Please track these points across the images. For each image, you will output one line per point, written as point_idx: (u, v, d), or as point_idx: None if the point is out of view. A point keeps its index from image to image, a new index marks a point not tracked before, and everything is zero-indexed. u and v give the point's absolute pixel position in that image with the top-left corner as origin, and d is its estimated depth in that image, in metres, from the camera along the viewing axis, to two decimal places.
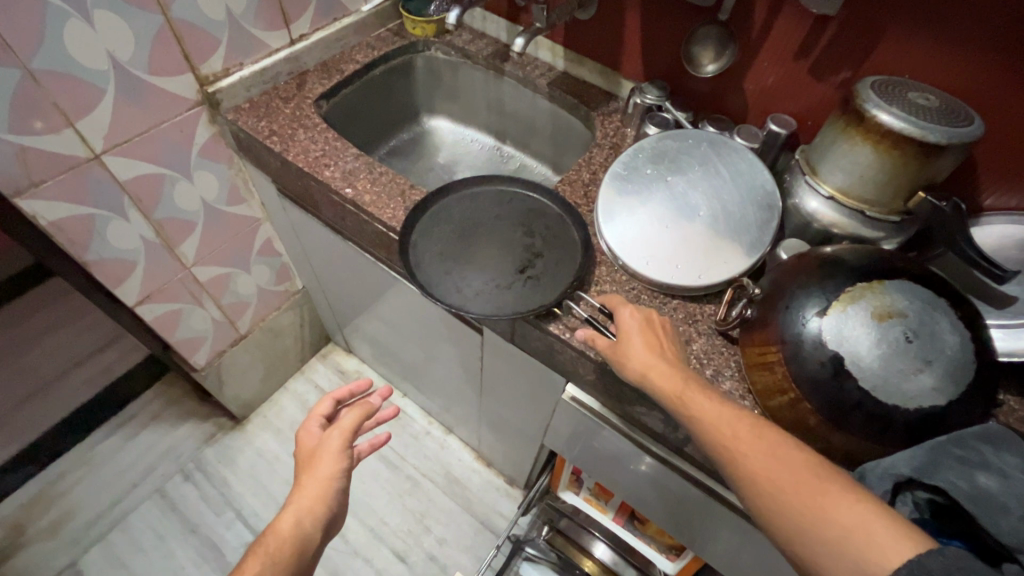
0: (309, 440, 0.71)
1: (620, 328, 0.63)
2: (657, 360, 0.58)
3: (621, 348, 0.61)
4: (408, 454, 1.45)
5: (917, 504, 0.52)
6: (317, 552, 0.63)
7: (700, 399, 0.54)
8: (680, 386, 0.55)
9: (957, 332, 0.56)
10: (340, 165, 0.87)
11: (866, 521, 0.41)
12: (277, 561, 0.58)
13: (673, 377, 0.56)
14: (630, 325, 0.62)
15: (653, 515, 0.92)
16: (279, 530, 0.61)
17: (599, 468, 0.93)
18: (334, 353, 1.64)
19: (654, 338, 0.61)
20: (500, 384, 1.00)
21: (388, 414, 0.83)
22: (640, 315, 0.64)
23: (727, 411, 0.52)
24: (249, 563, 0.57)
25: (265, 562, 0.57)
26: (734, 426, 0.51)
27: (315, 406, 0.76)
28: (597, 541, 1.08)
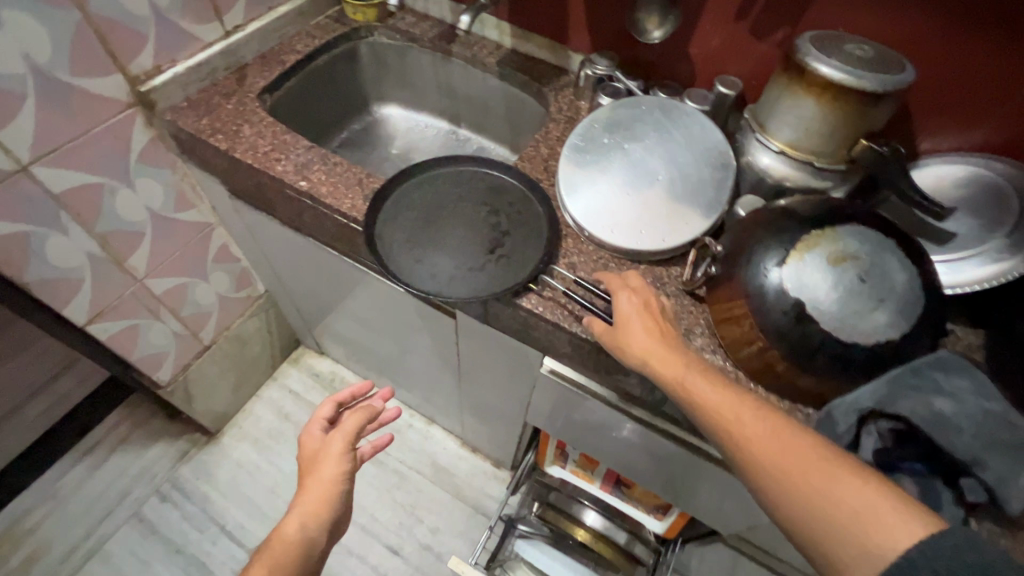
0: (313, 443, 0.71)
1: (618, 313, 0.62)
2: (656, 345, 0.58)
3: (621, 335, 0.60)
4: (392, 448, 1.44)
5: (880, 434, 0.56)
6: (325, 553, 0.64)
7: (702, 384, 0.53)
8: (682, 372, 0.55)
9: (905, 268, 0.59)
10: (292, 158, 0.84)
11: (873, 503, 0.42)
12: (283, 566, 0.59)
13: (676, 362, 0.56)
14: (627, 310, 0.62)
15: (639, 477, 0.94)
16: (284, 535, 0.62)
17: (583, 439, 0.95)
18: (306, 355, 1.60)
19: (652, 322, 0.60)
20: (479, 368, 0.99)
21: (394, 413, 0.84)
22: (637, 299, 0.63)
23: (731, 396, 0.52)
24: (256, 568, 0.59)
25: (272, 566, 0.59)
26: (739, 411, 0.51)
27: (319, 409, 0.76)
28: (587, 509, 1.09)
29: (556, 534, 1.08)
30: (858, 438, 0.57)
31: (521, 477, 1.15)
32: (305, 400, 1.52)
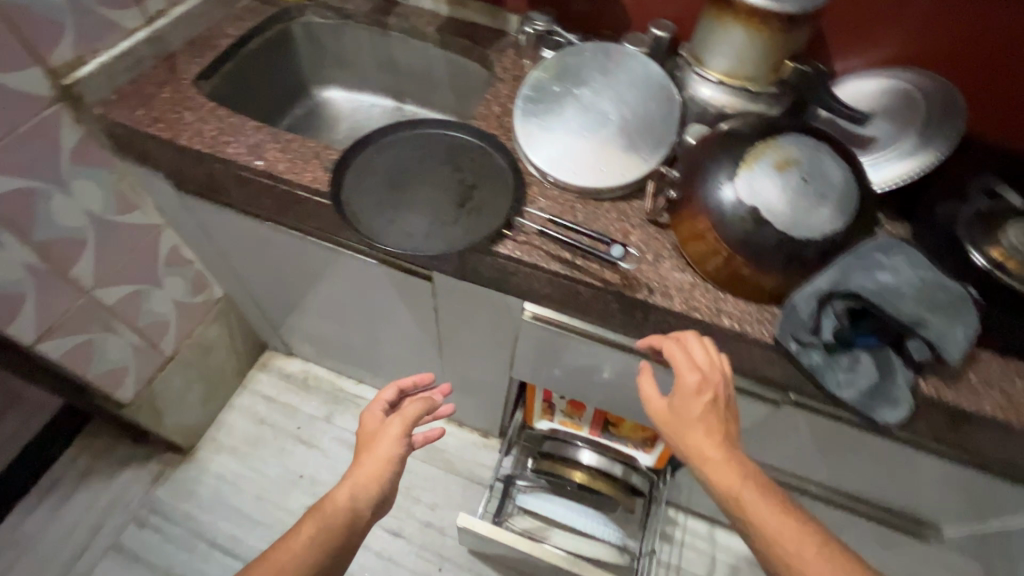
0: (371, 422, 0.77)
1: (682, 410, 0.63)
2: (719, 453, 0.59)
3: (682, 433, 0.62)
4: None
5: (838, 314, 0.63)
6: (368, 528, 0.67)
7: (758, 503, 0.57)
8: (738, 486, 0.58)
9: (840, 167, 0.65)
10: (243, 140, 0.82)
11: None
12: (327, 531, 0.63)
13: (736, 478, 0.58)
14: (693, 409, 0.62)
15: (627, 411, 0.99)
16: (331, 501, 0.67)
17: (569, 384, 0.98)
18: (274, 358, 1.55)
19: (715, 423, 0.61)
20: (460, 332, 1.00)
21: (449, 412, 0.86)
22: (708, 397, 0.62)
23: (793, 528, 0.55)
24: (302, 528, 0.64)
25: (317, 528, 0.63)
26: (798, 545, 0.54)
27: (381, 393, 0.82)
28: (582, 450, 1.07)
29: (557, 480, 1.10)
30: (819, 320, 0.63)
31: (513, 437, 1.18)
32: (280, 402, 1.47)
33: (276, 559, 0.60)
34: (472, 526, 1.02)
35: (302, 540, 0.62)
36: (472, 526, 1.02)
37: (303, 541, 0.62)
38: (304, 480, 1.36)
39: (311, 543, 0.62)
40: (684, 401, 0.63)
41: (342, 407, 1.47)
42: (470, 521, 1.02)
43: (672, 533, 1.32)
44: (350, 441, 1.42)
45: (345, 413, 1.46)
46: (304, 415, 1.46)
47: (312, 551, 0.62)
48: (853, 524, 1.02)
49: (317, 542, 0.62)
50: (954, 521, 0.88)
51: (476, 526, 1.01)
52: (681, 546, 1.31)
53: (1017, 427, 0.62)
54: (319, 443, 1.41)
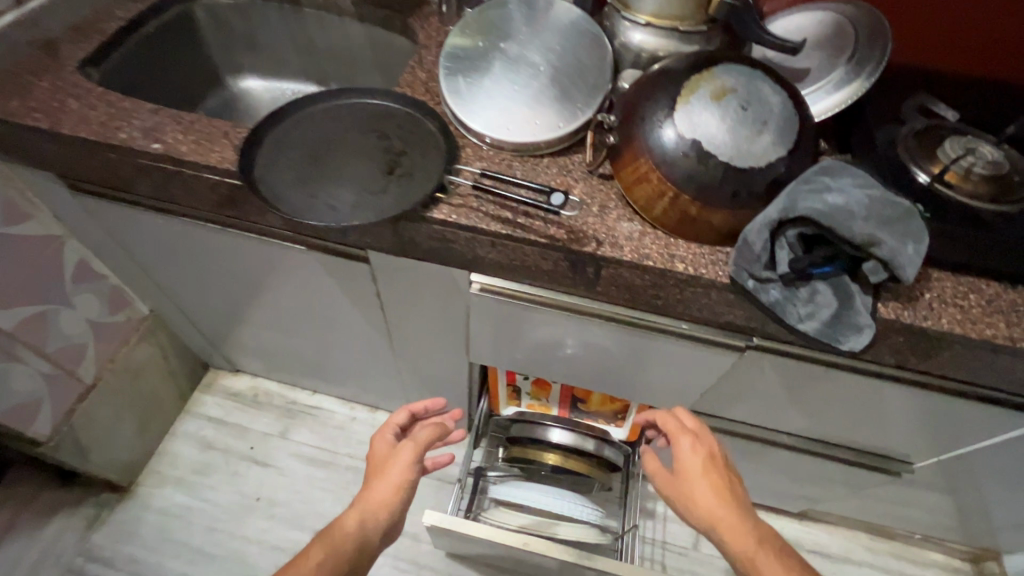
0: (381, 451, 0.83)
1: (687, 470, 0.78)
2: (725, 512, 0.73)
3: (691, 493, 0.76)
4: (339, 445, 1.34)
5: (791, 244, 0.60)
6: (375, 551, 0.73)
7: (770, 562, 0.68)
8: (752, 548, 0.69)
9: (777, 93, 0.63)
10: (137, 123, 0.73)
11: None
12: (336, 549, 0.69)
13: (746, 533, 0.70)
14: (695, 468, 0.77)
15: (594, 384, 0.95)
16: (341, 524, 0.72)
17: (530, 362, 0.93)
18: (219, 378, 1.43)
19: (718, 481, 0.76)
20: (410, 319, 0.93)
21: (457, 438, 0.95)
22: (704, 456, 0.79)
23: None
24: (312, 548, 0.69)
25: (329, 549, 0.69)
26: None
27: (389, 423, 0.89)
28: (551, 429, 1.00)
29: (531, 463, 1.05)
30: (773, 253, 0.61)
31: (479, 428, 1.12)
32: (228, 424, 1.36)
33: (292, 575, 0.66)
34: (441, 523, 0.95)
35: (314, 559, 0.67)
36: (442, 524, 0.95)
37: (315, 561, 0.67)
38: (261, 503, 1.25)
39: (321, 563, 0.67)
40: (684, 464, 0.79)
41: (297, 421, 1.37)
42: (439, 518, 0.95)
43: (654, 508, 1.29)
44: (309, 455, 1.32)
45: (302, 427, 1.36)
46: (256, 433, 1.35)
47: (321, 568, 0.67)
48: (830, 471, 1.01)
49: (327, 562, 0.67)
50: (924, 452, 0.87)
51: (445, 523, 0.95)
52: (665, 521, 1.27)
53: (977, 338, 0.61)
54: (275, 462, 1.31)
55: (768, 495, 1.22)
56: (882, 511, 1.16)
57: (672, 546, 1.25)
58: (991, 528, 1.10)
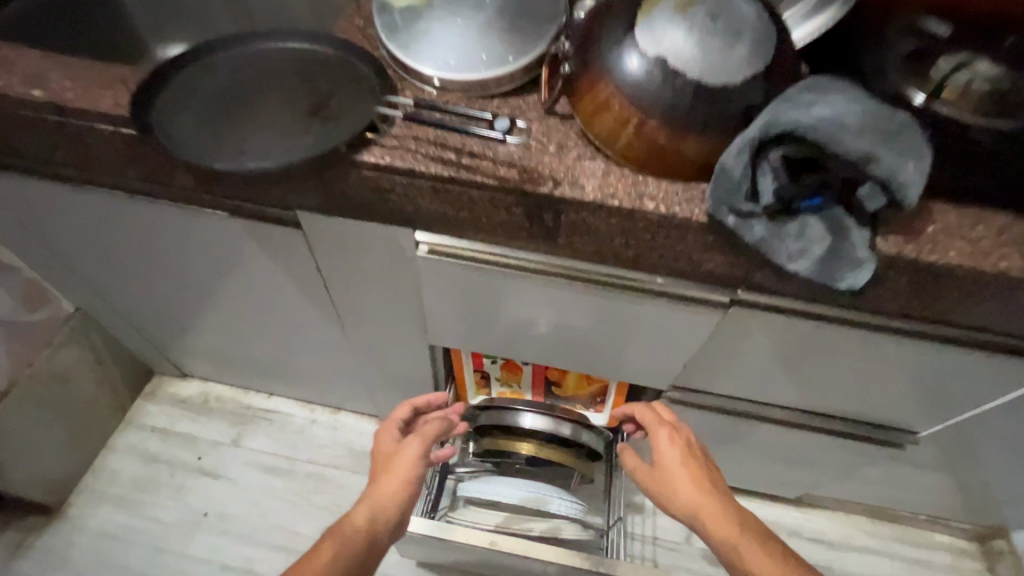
0: (384, 447, 0.78)
1: (663, 459, 0.72)
2: (704, 500, 0.67)
3: (668, 482, 0.70)
4: (298, 451, 1.22)
5: (775, 170, 0.52)
6: (384, 550, 0.68)
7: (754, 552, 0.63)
8: (736, 538, 0.64)
9: (751, 4, 0.55)
10: (17, 70, 0.63)
11: None
12: (343, 545, 0.65)
13: (728, 522, 0.65)
14: (670, 456, 0.72)
15: (567, 363, 0.85)
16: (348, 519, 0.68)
17: (495, 340, 0.84)
18: (164, 384, 1.30)
19: (695, 469, 0.70)
20: (358, 298, 0.83)
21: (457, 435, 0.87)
22: (679, 443, 0.73)
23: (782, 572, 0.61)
24: (321, 545, 0.65)
25: (338, 546, 0.65)
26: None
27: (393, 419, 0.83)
28: (523, 413, 0.89)
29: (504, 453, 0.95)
30: (755, 181, 0.53)
31: None
32: (174, 434, 1.23)
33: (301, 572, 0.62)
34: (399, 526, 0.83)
35: (324, 555, 0.64)
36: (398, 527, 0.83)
37: (325, 556, 0.63)
38: (209, 518, 1.13)
39: (331, 559, 0.63)
40: (663, 453, 0.73)
41: (251, 427, 1.25)
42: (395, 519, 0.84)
43: (642, 503, 1.19)
44: (264, 463, 1.20)
45: (257, 433, 1.24)
46: (205, 443, 1.22)
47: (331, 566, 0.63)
48: (829, 448, 0.92)
49: (335, 559, 0.63)
50: (931, 418, 0.79)
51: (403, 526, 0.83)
52: (654, 515, 1.18)
53: (989, 272, 0.54)
54: (226, 473, 1.18)
55: (764, 480, 1.13)
56: (886, 491, 1.08)
57: (662, 542, 1.15)
58: (999, 503, 1.03)
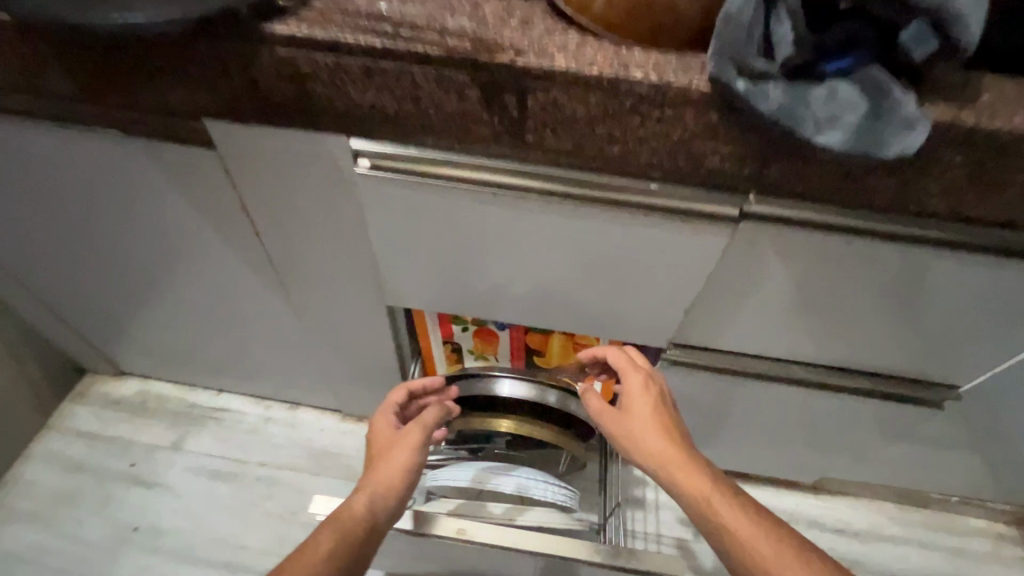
0: (382, 432, 0.65)
1: (632, 407, 0.65)
2: (673, 451, 0.60)
3: (634, 432, 0.63)
4: (250, 453, 1.06)
5: (793, 16, 0.41)
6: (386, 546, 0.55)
7: (726, 506, 0.55)
8: (706, 491, 0.56)
9: None
10: None
11: None
12: (348, 538, 0.52)
13: (699, 475, 0.58)
14: (640, 405, 0.65)
15: (549, 321, 0.72)
16: (350, 507, 0.54)
17: (463, 296, 0.70)
18: (96, 383, 1.13)
19: (664, 419, 0.63)
20: (298, 249, 0.70)
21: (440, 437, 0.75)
22: (652, 393, 0.66)
23: (752, 526, 0.53)
24: (318, 535, 0.51)
25: (338, 536, 0.51)
26: (768, 550, 0.52)
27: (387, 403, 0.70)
28: (500, 379, 0.75)
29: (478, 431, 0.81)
30: (767, 32, 0.42)
31: None
32: (104, 439, 1.07)
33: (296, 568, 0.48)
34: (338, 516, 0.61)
35: (323, 547, 0.50)
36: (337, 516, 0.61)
37: (325, 548, 0.50)
38: (140, 533, 0.96)
39: (334, 553, 0.50)
40: (632, 402, 0.65)
41: (196, 428, 1.09)
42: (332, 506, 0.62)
43: (643, 497, 1.05)
44: (207, 468, 1.04)
45: (202, 434, 1.08)
46: (140, 448, 1.06)
47: (334, 562, 0.49)
48: (856, 415, 0.80)
49: (338, 554, 0.50)
50: (977, 366, 0.67)
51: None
52: (657, 510, 1.04)
53: None
54: (162, 481, 1.02)
55: (781, 464, 0.99)
56: (919, 470, 0.95)
57: (667, 539, 1.01)
58: None
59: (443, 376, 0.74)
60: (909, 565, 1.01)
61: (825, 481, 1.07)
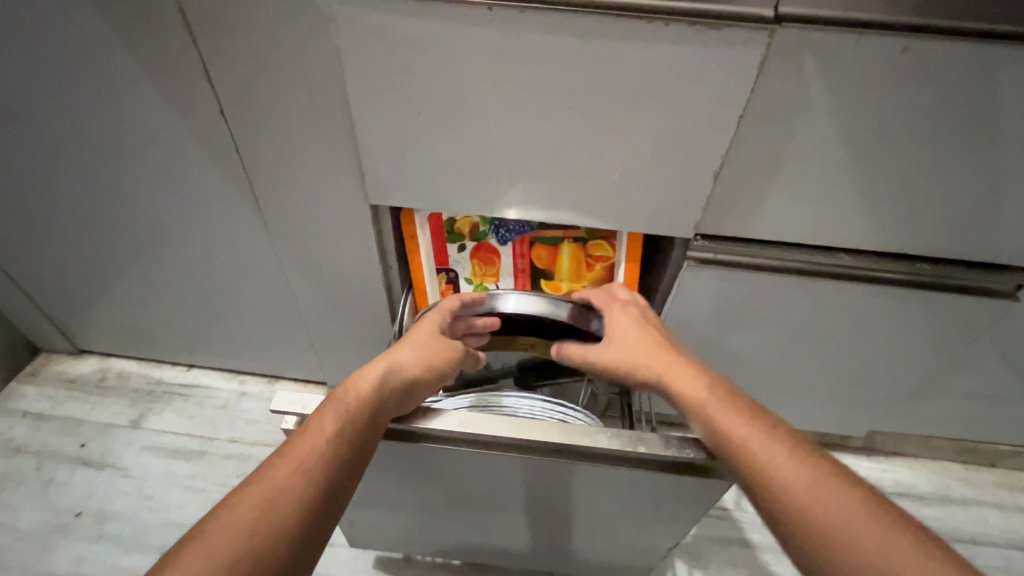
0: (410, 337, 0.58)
1: (615, 331, 0.61)
2: (660, 360, 0.55)
3: (619, 353, 0.58)
4: (220, 430, 0.94)
5: None
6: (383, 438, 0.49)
7: (716, 403, 0.47)
8: (696, 390, 0.50)
9: None
10: None
11: (859, 528, 0.38)
12: (354, 420, 0.46)
13: (687, 377, 0.51)
14: (626, 326, 0.60)
15: (558, 211, 0.63)
16: (357, 390, 0.48)
17: (460, 185, 0.62)
18: (48, 362, 1.01)
19: (650, 334, 0.59)
20: (271, 138, 0.62)
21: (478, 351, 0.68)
22: (634, 312, 0.62)
23: (739, 419, 0.46)
24: (323, 413, 0.46)
25: (344, 421, 0.45)
26: (760, 440, 0.44)
27: (429, 316, 0.62)
28: (506, 296, 0.64)
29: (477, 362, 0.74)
30: None
31: None
32: (52, 420, 0.94)
33: (300, 454, 0.42)
34: (308, 410, 0.50)
35: (328, 431, 0.44)
36: (308, 411, 0.50)
37: (330, 432, 0.44)
38: (83, 520, 0.83)
39: (340, 437, 0.44)
40: (614, 324, 0.61)
41: (159, 405, 0.96)
42: (301, 400, 0.51)
43: None
44: (169, 447, 0.91)
45: (166, 411, 0.95)
46: (93, 427, 0.93)
47: (338, 442, 0.44)
48: (912, 326, 0.70)
49: (343, 439, 0.44)
50: None
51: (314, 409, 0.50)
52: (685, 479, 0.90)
53: None
54: (116, 463, 0.89)
55: (827, 414, 0.87)
56: (987, 414, 0.83)
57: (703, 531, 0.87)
58: None
59: (481, 297, 0.64)
60: (987, 531, 0.87)
61: (877, 438, 0.94)
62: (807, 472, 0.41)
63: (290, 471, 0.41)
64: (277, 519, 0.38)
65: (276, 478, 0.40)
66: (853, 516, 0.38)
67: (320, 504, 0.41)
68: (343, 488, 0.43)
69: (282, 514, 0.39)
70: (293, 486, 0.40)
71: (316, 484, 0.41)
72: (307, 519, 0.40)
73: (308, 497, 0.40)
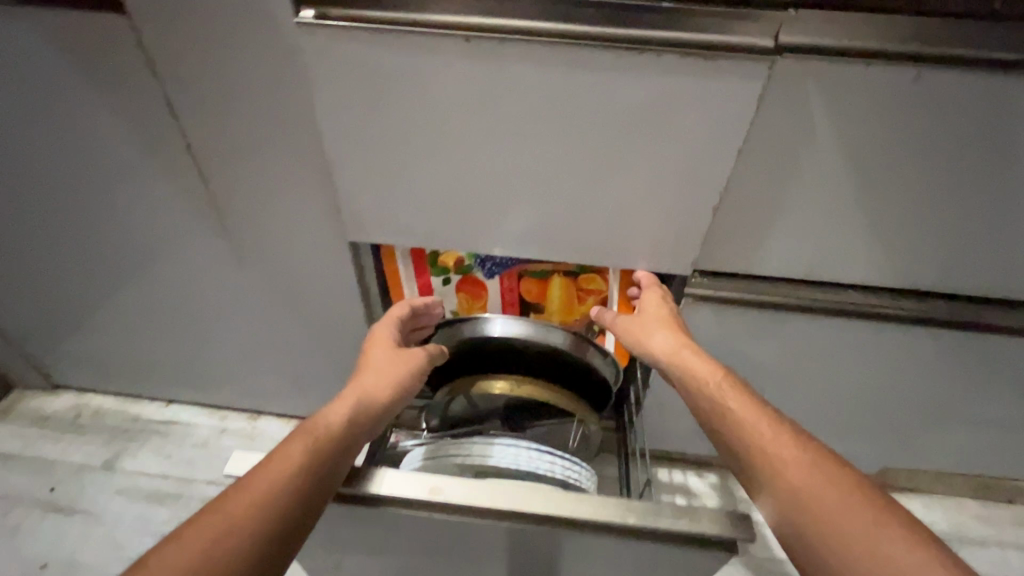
0: (377, 359, 0.56)
1: (642, 309, 0.59)
2: (684, 347, 0.54)
3: (641, 331, 0.57)
4: (198, 470, 0.89)
5: None
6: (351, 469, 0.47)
7: (735, 397, 0.47)
8: (718, 379, 0.50)
9: None
10: None
11: (865, 525, 0.37)
12: (322, 450, 0.43)
13: (710, 367, 0.51)
14: (654, 308, 0.58)
15: (547, 247, 0.59)
16: (328, 420, 0.46)
17: (443, 220, 0.58)
18: (23, 400, 0.97)
19: (674, 322, 0.58)
20: (243, 173, 0.59)
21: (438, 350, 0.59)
22: (664, 298, 0.59)
23: (757, 411, 0.46)
24: (290, 442, 0.43)
25: (311, 450, 0.43)
26: (774, 433, 0.44)
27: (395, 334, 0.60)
28: (492, 321, 0.64)
29: (465, 404, 0.69)
30: None
31: None
32: (23, 461, 0.89)
33: (260, 483, 0.39)
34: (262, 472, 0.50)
35: (294, 460, 0.41)
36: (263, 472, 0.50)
37: (297, 461, 0.41)
38: (50, 570, 0.79)
39: (305, 469, 0.41)
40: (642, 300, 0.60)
41: (136, 444, 0.92)
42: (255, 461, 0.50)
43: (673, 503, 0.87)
44: (145, 490, 0.87)
45: (143, 451, 0.91)
46: (66, 469, 0.89)
47: (305, 472, 0.41)
48: (925, 363, 0.65)
49: (310, 468, 0.41)
50: None
51: None
52: None
53: None
54: (87, 508, 0.85)
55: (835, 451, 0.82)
56: (1006, 451, 0.78)
57: None
58: None
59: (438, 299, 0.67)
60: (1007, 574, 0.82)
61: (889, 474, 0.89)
62: (818, 466, 0.41)
63: (248, 503, 0.38)
64: (223, 552, 0.35)
65: (234, 511, 0.37)
66: (857, 513, 0.38)
67: (281, 539, 0.38)
68: (309, 521, 0.40)
69: (236, 549, 0.36)
70: (247, 517, 0.37)
71: (279, 516, 0.38)
72: (257, 554, 0.36)
73: (268, 532, 0.37)
